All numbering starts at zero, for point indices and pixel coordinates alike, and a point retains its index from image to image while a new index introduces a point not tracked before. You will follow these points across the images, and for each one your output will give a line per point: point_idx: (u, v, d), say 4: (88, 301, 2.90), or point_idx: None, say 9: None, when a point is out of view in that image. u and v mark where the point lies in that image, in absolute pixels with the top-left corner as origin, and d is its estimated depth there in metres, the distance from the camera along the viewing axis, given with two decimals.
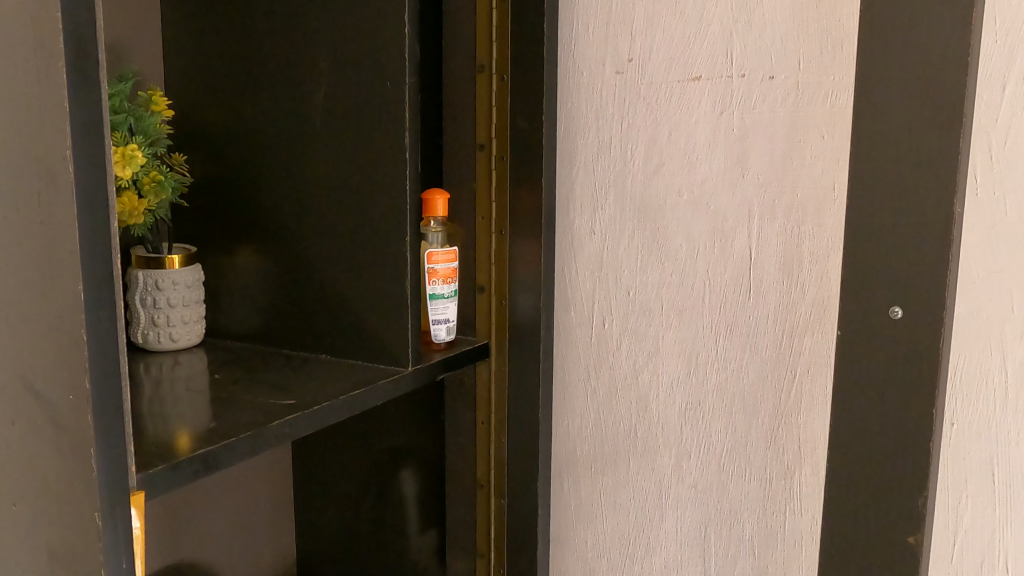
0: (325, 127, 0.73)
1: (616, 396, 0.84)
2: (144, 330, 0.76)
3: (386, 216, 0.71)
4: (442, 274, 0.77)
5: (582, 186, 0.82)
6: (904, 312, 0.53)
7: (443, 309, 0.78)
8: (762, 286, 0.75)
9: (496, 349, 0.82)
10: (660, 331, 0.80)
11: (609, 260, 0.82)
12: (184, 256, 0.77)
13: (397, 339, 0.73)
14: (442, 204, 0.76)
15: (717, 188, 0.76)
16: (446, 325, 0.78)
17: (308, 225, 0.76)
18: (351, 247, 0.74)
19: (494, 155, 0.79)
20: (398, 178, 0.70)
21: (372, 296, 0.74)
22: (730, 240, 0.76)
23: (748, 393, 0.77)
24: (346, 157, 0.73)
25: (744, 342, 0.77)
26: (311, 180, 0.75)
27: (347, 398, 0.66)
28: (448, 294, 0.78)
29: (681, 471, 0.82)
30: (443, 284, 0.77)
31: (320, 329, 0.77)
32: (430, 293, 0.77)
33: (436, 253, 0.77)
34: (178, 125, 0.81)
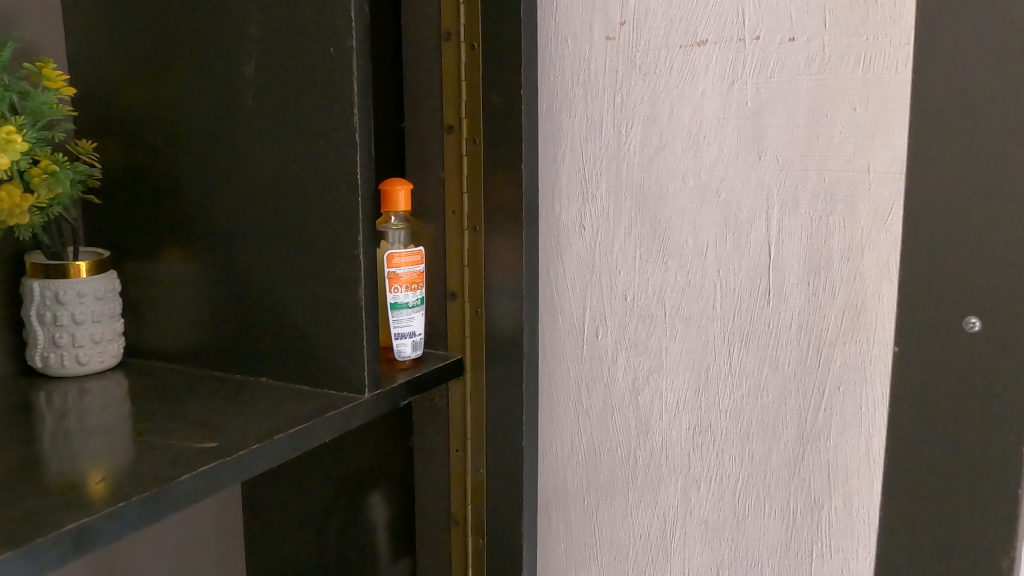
0: (253, 105, 0.60)
1: (612, 419, 0.72)
2: (45, 352, 0.64)
3: (328, 211, 0.58)
4: (407, 280, 0.64)
5: (568, 174, 0.70)
6: (982, 324, 0.45)
7: (408, 322, 0.65)
8: (783, 288, 0.64)
9: (472, 365, 0.70)
10: (662, 343, 0.68)
11: (602, 260, 0.70)
12: (95, 261, 0.65)
13: (349, 360, 0.59)
14: (405, 196, 0.64)
15: (729, 172, 0.64)
16: (412, 340, 0.66)
17: (239, 223, 0.63)
18: (288, 249, 0.61)
19: (464, 138, 0.67)
20: (343, 164, 0.57)
21: (314, 308, 0.60)
22: (744, 235, 0.64)
23: (768, 414, 0.66)
24: (277, 140, 0.60)
25: (763, 355, 0.65)
26: (239, 170, 0.62)
27: (288, 434, 0.52)
28: (414, 302, 0.65)
29: (688, 505, 0.70)
30: (407, 292, 0.64)
31: (257, 348, 0.64)
32: (392, 303, 0.64)
33: (399, 254, 0.63)
34: (89, 106, 0.69)
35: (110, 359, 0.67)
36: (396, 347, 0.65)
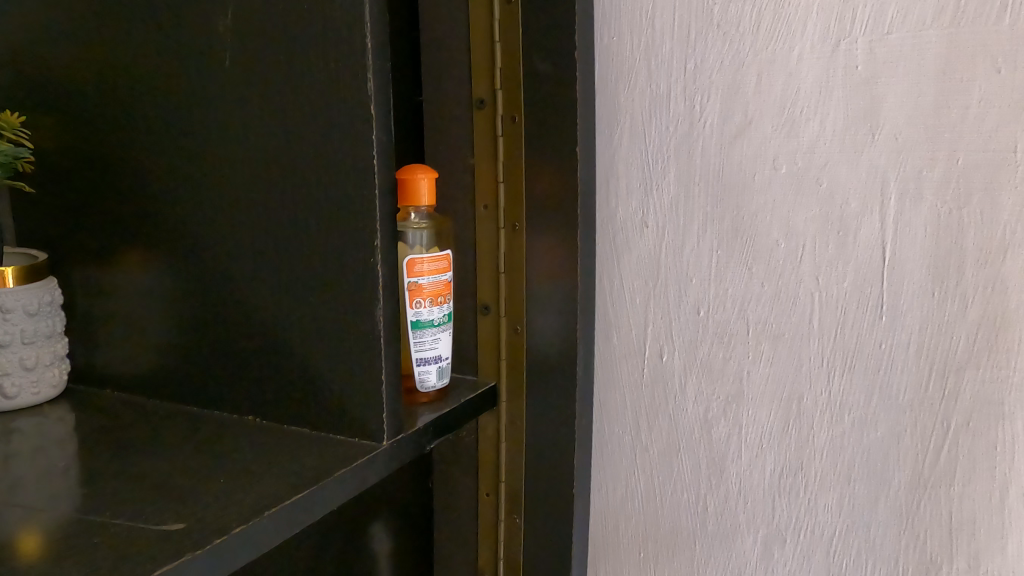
0: (223, 68, 0.45)
1: (678, 458, 0.59)
2: None
3: (332, 208, 0.44)
4: (433, 291, 0.50)
5: (627, 160, 0.57)
6: None
7: (433, 344, 0.51)
8: (900, 299, 0.50)
9: (508, 397, 0.56)
10: (743, 367, 0.56)
11: (669, 266, 0.56)
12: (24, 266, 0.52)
13: (360, 400, 0.45)
14: (429, 184, 0.50)
15: (833, 155, 0.51)
16: (438, 368, 0.52)
17: (211, 220, 0.49)
18: (279, 258, 0.47)
19: (500, 114, 0.53)
20: (348, 144, 0.42)
21: (316, 331, 0.46)
22: (851, 232, 0.51)
23: (875, 455, 0.53)
24: (259, 114, 0.45)
25: (871, 383, 0.52)
26: (208, 156, 0.48)
27: (283, 507, 0.39)
28: (441, 320, 0.51)
29: (769, 561, 0.58)
30: (432, 306, 0.51)
31: (238, 383, 0.50)
32: (413, 321, 0.50)
33: (422, 258, 0.50)
34: (21, 72, 0.54)
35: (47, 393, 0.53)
36: (417, 379, 0.51)
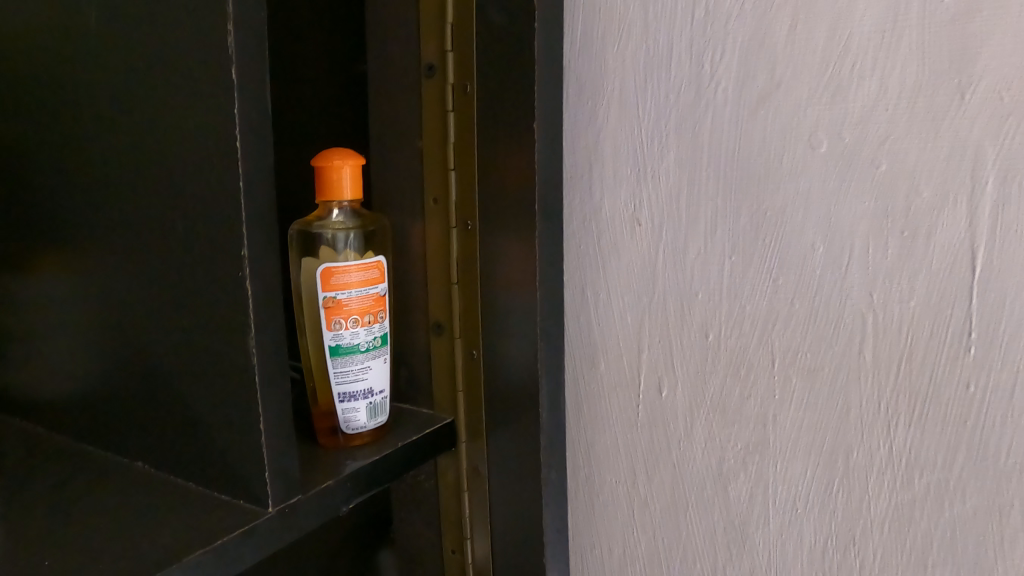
0: (59, 34, 0.35)
1: (687, 520, 0.46)
2: None
3: (179, 204, 0.32)
4: (359, 309, 0.39)
5: (614, 137, 0.43)
6: None
7: (363, 377, 0.40)
8: (996, 327, 0.35)
9: (467, 437, 0.45)
10: (768, 410, 0.42)
11: (669, 277, 0.43)
12: None
13: (231, 457, 0.34)
14: (354, 174, 0.39)
15: (899, 126, 0.36)
16: (370, 407, 0.40)
17: (67, 222, 0.38)
18: (127, 269, 0.35)
19: (450, 84, 0.42)
20: (198, 116, 0.31)
21: (173, 366, 0.35)
22: (923, 233, 0.36)
23: (959, 539, 0.38)
24: (98, 80, 0.34)
25: (954, 441, 0.37)
26: (55, 148, 0.38)
27: None
28: (372, 346, 0.40)
29: None
30: (358, 329, 0.39)
31: (100, 429, 0.39)
32: (332, 346, 0.39)
33: (340, 267, 0.38)
34: None
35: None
36: (343, 421, 0.40)
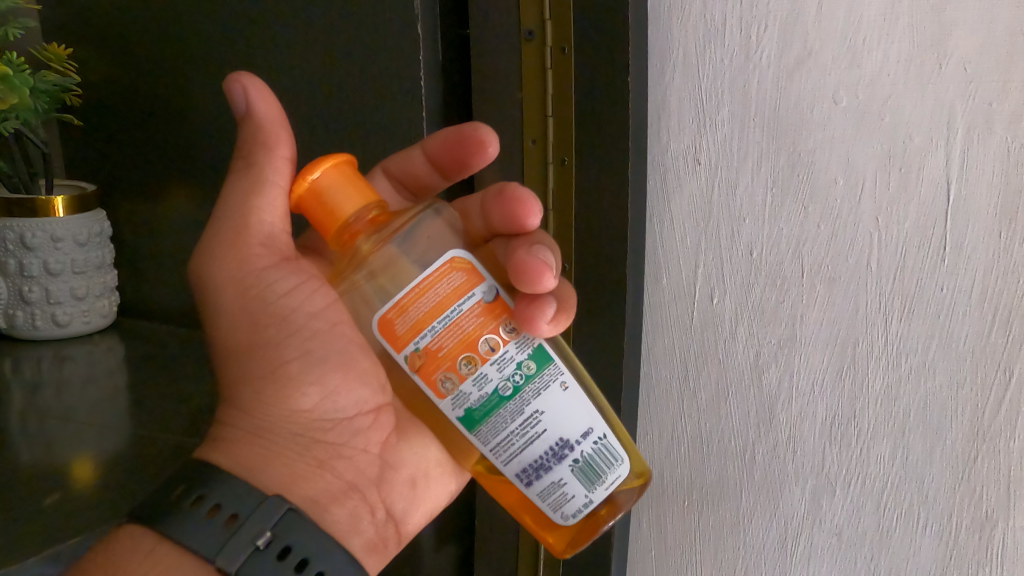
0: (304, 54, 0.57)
1: (726, 406, 0.57)
2: (63, 313, 0.65)
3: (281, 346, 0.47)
4: (453, 349, 0.41)
5: (679, 93, 0.54)
6: None
7: (537, 425, 0.42)
8: (965, 236, 0.48)
9: (629, 468, 0.45)
10: (796, 313, 0.54)
11: (721, 207, 0.54)
12: (72, 199, 0.64)
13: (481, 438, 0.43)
14: (344, 174, 0.43)
15: (899, 88, 0.48)
16: (578, 467, 0.43)
17: None
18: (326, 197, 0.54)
19: (549, 47, 0.53)
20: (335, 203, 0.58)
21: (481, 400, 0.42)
22: (914, 169, 0.49)
23: (932, 407, 0.51)
24: (329, 91, 0.56)
25: (932, 329, 0.50)
26: None
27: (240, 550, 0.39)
28: (517, 380, 0.41)
29: (819, 514, 0.57)
30: (493, 363, 0.41)
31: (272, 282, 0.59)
32: (465, 404, 0.41)
33: (400, 306, 0.41)
34: (140, 49, 0.65)
35: (97, 321, 0.68)
36: (559, 497, 0.43)
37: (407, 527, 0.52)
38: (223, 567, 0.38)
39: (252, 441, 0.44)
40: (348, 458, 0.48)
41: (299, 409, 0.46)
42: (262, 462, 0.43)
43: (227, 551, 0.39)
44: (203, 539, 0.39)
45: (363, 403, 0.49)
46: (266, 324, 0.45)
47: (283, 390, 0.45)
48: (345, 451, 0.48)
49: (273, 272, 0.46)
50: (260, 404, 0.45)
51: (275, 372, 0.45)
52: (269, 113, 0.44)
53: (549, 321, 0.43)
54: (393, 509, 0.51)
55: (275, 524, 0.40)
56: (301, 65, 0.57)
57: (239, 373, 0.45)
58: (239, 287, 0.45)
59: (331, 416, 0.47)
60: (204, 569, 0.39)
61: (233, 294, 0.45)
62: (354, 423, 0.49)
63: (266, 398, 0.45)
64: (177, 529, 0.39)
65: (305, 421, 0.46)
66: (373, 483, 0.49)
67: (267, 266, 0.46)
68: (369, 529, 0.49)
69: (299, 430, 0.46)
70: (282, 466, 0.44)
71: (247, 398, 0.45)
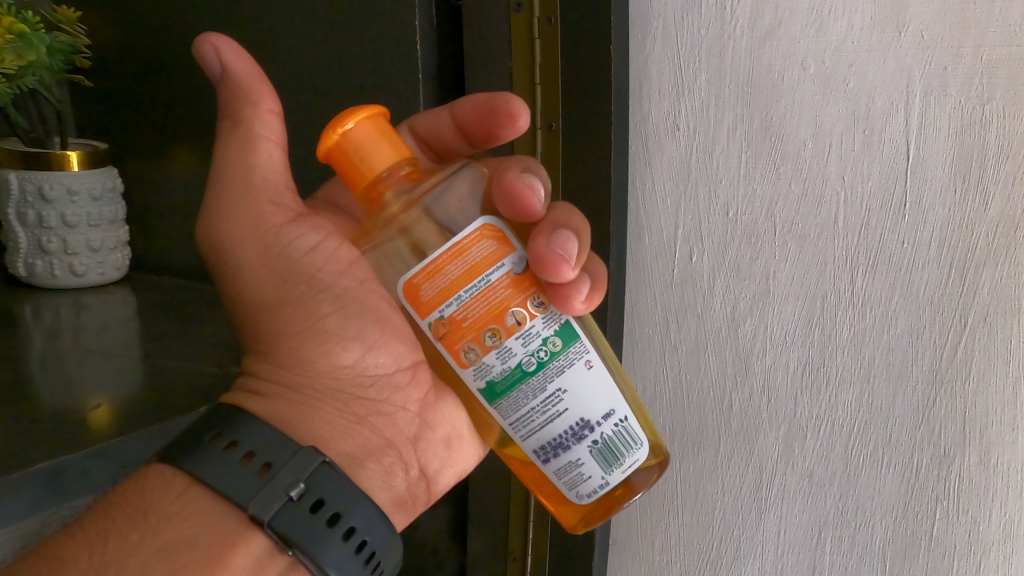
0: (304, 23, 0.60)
1: (705, 358, 0.61)
2: (82, 262, 0.68)
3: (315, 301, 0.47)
4: (478, 319, 0.40)
5: (659, 62, 0.57)
6: None
7: (559, 403, 0.41)
8: (923, 193, 0.53)
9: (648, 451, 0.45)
10: (770, 269, 0.57)
11: (699, 169, 0.57)
12: (88, 155, 0.68)
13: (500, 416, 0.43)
14: (377, 129, 0.42)
15: (863, 54, 0.52)
16: (596, 449, 0.43)
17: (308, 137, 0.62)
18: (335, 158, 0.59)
19: (536, 17, 0.56)
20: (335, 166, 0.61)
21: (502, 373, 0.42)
22: (877, 131, 0.53)
23: (896, 352, 0.56)
24: (330, 58, 0.60)
25: (896, 280, 0.54)
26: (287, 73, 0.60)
27: (270, 499, 0.37)
28: (541, 357, 0.41)
29: (791, 457, 0.61)
30: (518, 337, 0.41)
31: None
32: (487, 374, 0.41)
33: (426, 273, 0.41)
34: (148, 20, 0.68)
35: (112, 273, 0.72)
36: (576, 476, 0.43)
37: (437, 485, 0.52)
38: (256, 515, 0.36)
39: (289, 397, 0.43)
40: (386, 414, 0.48)
41: (337, 365, 0.45)
42: (300, 421, 0.43)
43: (260, 500, 0.37)
44: (234, 483, 0.37)
45: (401, 360, 0.48)
46: (295, 281, 0.44)
47: (320, 346, 0.45)
48: (384, 409, 0.48)
49: (294, 227, 0.45)
50: (298, 359, 0.44)
51: (311, 327, 0.45)
52: (241, 66, 0.41)
53: (583, 298, 0.43)
54: (427, 468, 0.51)
55: (309, 476, 0.38)
56: (303, 34, 0.60)
57: (270, 331, 0.45)
58: (263, 246, 0.44)
59: (369, 374, 0.47)
60: (237, 518, 0.37)
61: (255, 251, 0.44)
62: (393, 380, 0.48)
63: (302, 353, 0.44)
64: (208, 472, 0.37)
65: (345, 376, 0.46)
66: (409, 442, 0.49)
67: (286, 221, 0.45)
68: (404, 485, 0.49)
69: (338, 386, 0.45)
70: (320, 420, 0.44)
71: (281, 355, 0.44)
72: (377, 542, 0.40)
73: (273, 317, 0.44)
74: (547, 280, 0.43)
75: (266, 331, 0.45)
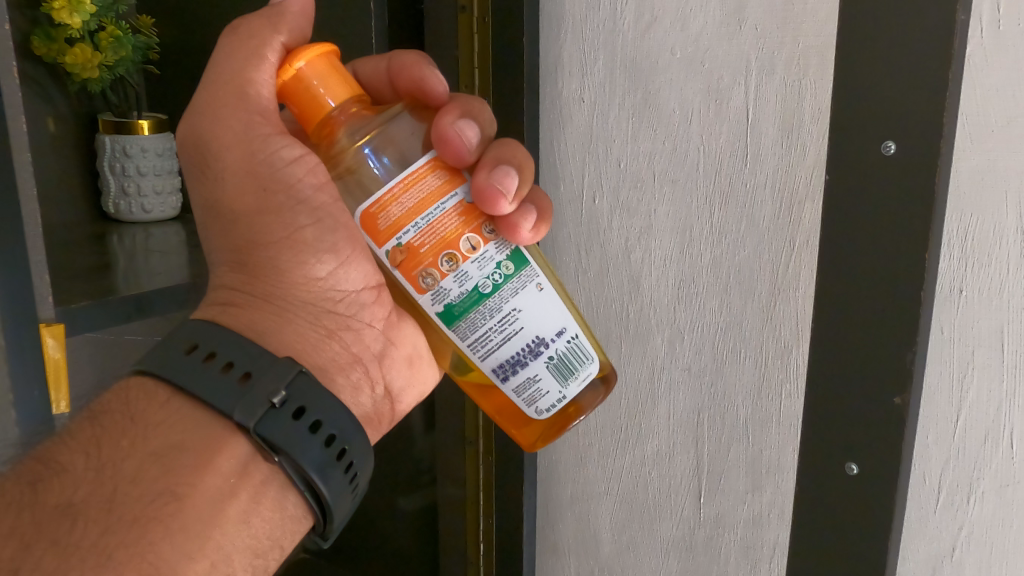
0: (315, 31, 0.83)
1: (608, 275, 0.81)
2: (162, 205, 0.93)
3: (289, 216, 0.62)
4: (433, 246, 0.55)
5: (570, 51, 0.77)
6: (897, 146, 0.49)
7: (516, 322, 0.57)
8: (760, 145, 0.68)
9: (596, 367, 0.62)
10: (652, 206, 0.76)
11: (599, 130, 0.78)
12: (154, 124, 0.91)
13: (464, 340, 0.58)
14: (331, 66, 0.56)
15: (711, 43, 0.69)
16: (550, 363, 0.59)
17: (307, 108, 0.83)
18: None
19: (475, 18, 0.77)
20: None
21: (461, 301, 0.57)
22: (724, 99, 0.70)
23: (743, 270, 0.72)
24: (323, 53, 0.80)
25: (741, 213, 0.71)
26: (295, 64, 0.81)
27: (251, 410, 0.49)
28: (496, 280, 0.56)
29: (674, 354, 0.79)
30: (474, 261, 0.56)
31: None
32: (444, 294, 0.56)
33: (387, 207, 0.55)
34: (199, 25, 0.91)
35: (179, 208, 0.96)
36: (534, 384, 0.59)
37: (396, 399, 0.68)
38: (243, 419, 0.49)
39: (264, 303, 0.57)
40: (353, 329, 0.62)
41: (312, 277, 0.59)
42: (274, 323, 0.57)
43: (245, 406, 0.49)
44: (224, 392, 0.50)
45: (365, 281, 0.62)
46: (276, 191, 0.57)
47: (298, 258, 0.59)
48: (352, 324, 0.62)
49: (279, 137, 0.58)
50: (278, 267, 0.58)
51: (290, 239, 0.58)
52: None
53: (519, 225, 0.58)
54: (389, 384, 0.66)
55: (288, 386, 0.51)
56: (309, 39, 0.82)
57: (257, 236, 0.58)
58: (249, 159, 0.57)
59: (338, 290, 0.61)
60: (228, 422, 0.49)
61: (242, 157, 0.57)
62: (360, 298, 0.62)
63: (278, 262, 0.58)
64: (206, 385, 0.50)
65: (318, 289, 0.60)
66: (374, 359, 0.64)
67: (272, 133, 0.58)
68: (364, 395, 0.63)
69: (310, 298, 0.59)
70: (291, 325, 0.58)
71: (265, 263, 0.58)
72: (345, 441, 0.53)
73: (259, 230, 0.58)
74: (479, 205, 0.58)
75: (245, 231, 0.58)
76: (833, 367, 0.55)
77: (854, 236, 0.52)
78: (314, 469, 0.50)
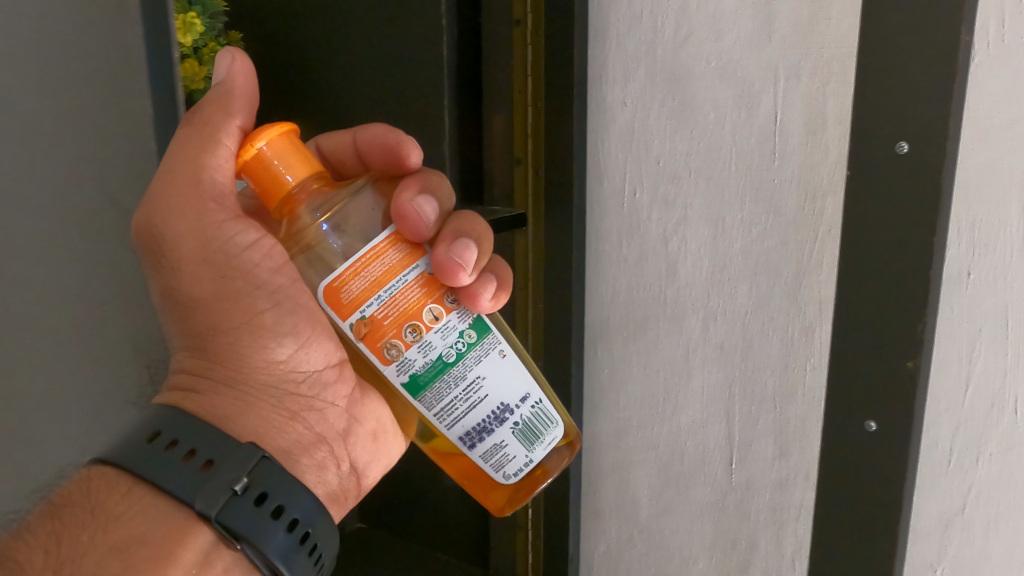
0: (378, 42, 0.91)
1: (647, 262, 0.89)
2: None
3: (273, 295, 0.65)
4: (396, 319, 0.55)
5: (613, 61, 0.86)
6: (909, 146, 0.57)
7: (479, 390, 0.58)
8: (786, 145, 0.76)
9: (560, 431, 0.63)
10: (688, 199, 0.85)
11: (640, 132, 0.86)
12: None
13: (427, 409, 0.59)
14: (289, 143, 0.57)
15: (743, 53, 0.77)
16: (516, 430, 0.60)
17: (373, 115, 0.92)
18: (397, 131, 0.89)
19: (529, 33, 0.88)
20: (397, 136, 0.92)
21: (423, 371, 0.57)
22: (754, 104, 0.78)
23: (771, 257, 0.80)
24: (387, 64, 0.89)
25: (769, 206, 0.79)
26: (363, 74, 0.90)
27: (228, 502, 0.51)
28: (458, 350, 0.57)
29: (707, 333, 0.87)
30: (437, 332, 0.56)
31: None
32: (407, 369, 0.56)
33: (345, 282, 0.55)
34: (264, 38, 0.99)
35: None
36: (500, 452, 0.60)
37: (362, 475, 0.71)
38: (204, 509, 0.50)
39: (223, 389, 0.60)
40: (316, 409, 0.65)
41: (273, 360, 0.62)
42: (230, 408, 0.59)
43: (206, 494, 0.51)
44: (182, 478, 0.52)
45: (328, 359, 0.65)
46: (233, 276, 0.59)
47: (258, 341, 0.61)
48: (316, 404, 0.65)
49: (234, 223, 0.60)
50: (236, 355, 0.61)
51: (252, 324, 0.61)
52: (243, 82, 0.62)
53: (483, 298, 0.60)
54: (354, 460, 0.69)
55: (251, 473, 0.53)
56: (369, 52, 0.90)
57: (216, 324, 0.60)
58: (202, 251, 0.59)
59: (303, 370, 0.63)
60: (186, 514, 0.51)
61: (197, 246, 0.59)
62: (322, 376, 0.65)
63: (238, 348, 0.61)
64: (161, 473, 0.52)
65: (279, 373, 0.62)
66: (338, 436, 0.67)
67: (227, 218, 0.60)
68: (332, 475, 0.66)
69: (272, 382, 0.62)
70: (255, 412, 0.60)
71: (225, 349, 0.60)
72: (308, 523, 0.55)
73: (224, 322, 0.60)
74: (448, 283, 0.59)
75: (205, 317, 0.60)
76: (859, 338, 0.63)
77: (871, 226, 0.60)
78: (279, 555, 0.52)
